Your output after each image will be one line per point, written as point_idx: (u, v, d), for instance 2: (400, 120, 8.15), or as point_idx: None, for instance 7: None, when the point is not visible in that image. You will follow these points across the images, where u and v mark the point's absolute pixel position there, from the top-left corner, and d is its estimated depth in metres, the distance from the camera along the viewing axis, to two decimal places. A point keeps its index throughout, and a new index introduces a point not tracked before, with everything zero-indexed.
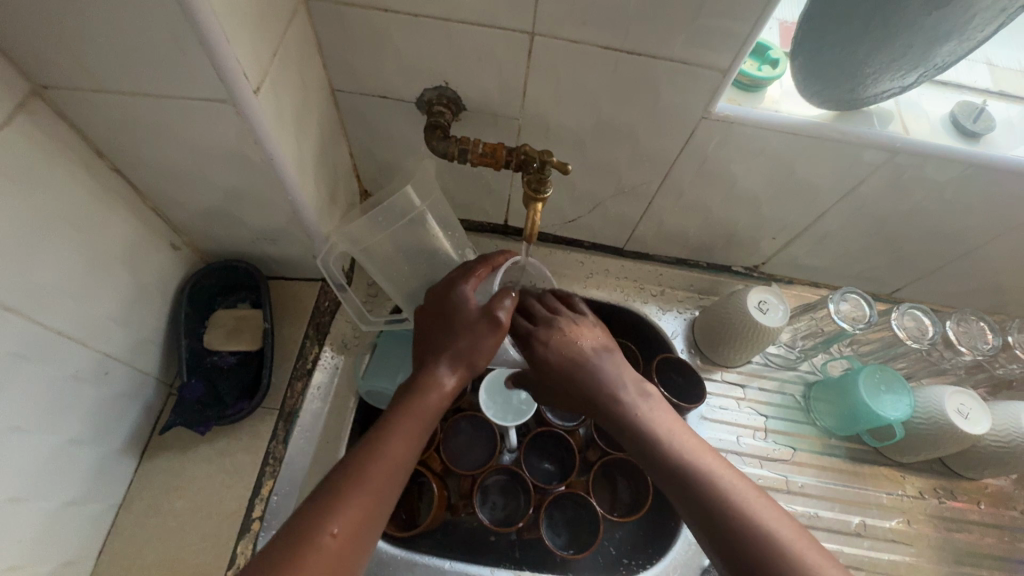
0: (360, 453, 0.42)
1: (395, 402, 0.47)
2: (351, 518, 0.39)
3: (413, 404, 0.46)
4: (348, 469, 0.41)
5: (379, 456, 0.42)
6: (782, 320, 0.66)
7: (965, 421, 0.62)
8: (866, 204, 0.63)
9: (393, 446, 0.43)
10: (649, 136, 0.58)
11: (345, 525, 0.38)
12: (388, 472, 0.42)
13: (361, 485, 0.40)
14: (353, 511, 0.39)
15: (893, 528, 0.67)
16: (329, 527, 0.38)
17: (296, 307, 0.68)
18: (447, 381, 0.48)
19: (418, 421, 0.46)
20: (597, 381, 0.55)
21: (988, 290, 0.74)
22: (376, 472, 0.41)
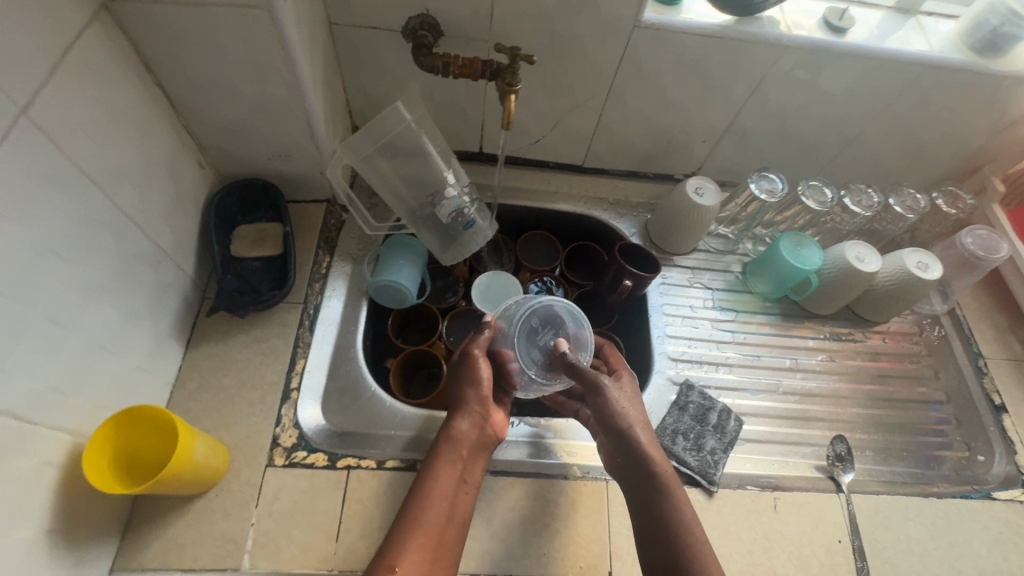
0: (411, 515, 0.55)
1: (430, 457, 0.61)
2: (414, 563, 0.52)
3: (445, 456, 0.60)
4: (403, 527, 0.55)
5: (428, 517, 0.55)
6: (717, 195, 0.81)
7: (861, 264, 0.78)
8: (769, 98, 0.79)
9: (433, 496, 0.57)
10: (594, 48, 0.71)
11: (410, 567, 0.51)
12: (435, 514, 0.56)
13: (415, 537, 0.53)
14: (415, 555, 0.52)
15: (819, 362, 0.84)
16: (391, 573, 0.51)
17: (306, 224, 0.78)
18: (466, 433, 0.62)
19: (448, 466, 0.60)
20: (606, 413, 0.62)
21: (876, 173, 0.91)
22: (426, 521, 0.55)
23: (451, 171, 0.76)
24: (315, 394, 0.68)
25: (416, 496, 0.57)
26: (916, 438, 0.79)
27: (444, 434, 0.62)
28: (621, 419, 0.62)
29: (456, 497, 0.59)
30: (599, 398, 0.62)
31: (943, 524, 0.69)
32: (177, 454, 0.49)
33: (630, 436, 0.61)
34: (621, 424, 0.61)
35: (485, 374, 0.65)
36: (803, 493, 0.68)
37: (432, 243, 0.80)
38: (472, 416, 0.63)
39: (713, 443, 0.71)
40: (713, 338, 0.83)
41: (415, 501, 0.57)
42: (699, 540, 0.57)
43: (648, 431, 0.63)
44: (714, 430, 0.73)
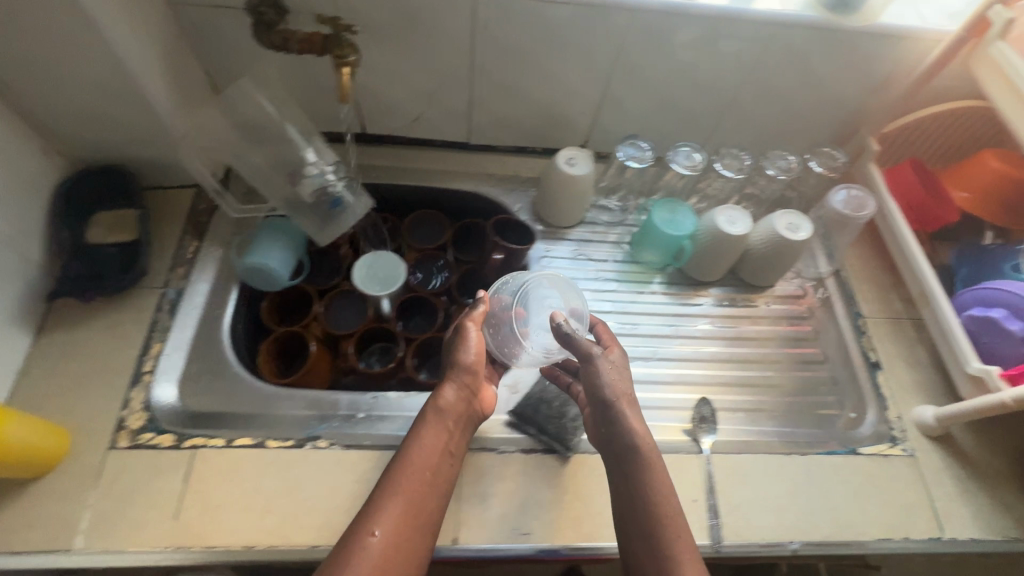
0: (387, 484, 0.54)
1: (415, 426, 0.60)
2: (386, 530, 0.51)
3: (428, 425, 0.60)
4: (376, 497, 0.54)
5: (405, 485, 0.55)
6: (588, 163, 0.81)
7: (731, 228, 0.78)
8: (634, 65, 0.79)
9: (418, 464, 0.56)
10: (443, 18, 0.71)
11: (382, 533, 0.50)
12: (418, 479, 0.55)
13: (393, 503, 0.53)
14: (390, 520, 0.51)
15: (702, 328, 0.85)
16: (365, 538, 0.50)
17: (173, 210, 0.78)
18: (449, 406, 0.61)
19: (432, 436, 0.59)
20: (598, 384, 0.62)
21: (762, 139, 0.91)
22: (408, 488, 0.54)
23: (312, 150, 0.75)
24: (170, 376, 0.68)
25: (418, 462, 0.57)
26: (791, 399, 0.80)
27: (432, 403, 0.61)
28: (603, 390, 0.61)
29: (441, 466, 0.58)
30: (590, 367, 0.62)
31: (803, 480, 0.70)
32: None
33: (616, 406, 0.60)
34: (604, 395, 0.61)
35: (474, 340, 0.64)
36: (661, 455, 0.69)
37: (300, 222, 0.78)
38: (461, 385, 0.63)
39: (576, 413, 0.71)
40: (592, 308, 0.84)
41: (393, 470, 0.56)
42: (672, 512, 0.56)
43: (637, 404, 0.61)
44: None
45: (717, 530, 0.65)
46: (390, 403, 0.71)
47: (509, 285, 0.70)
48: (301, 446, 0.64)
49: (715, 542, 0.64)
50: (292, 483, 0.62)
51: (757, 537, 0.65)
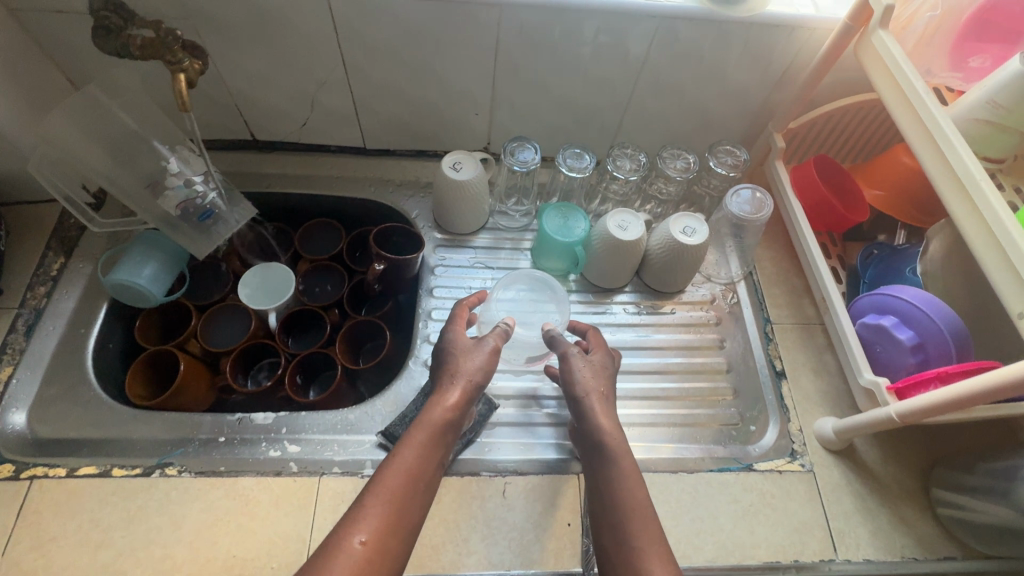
0: (381, 485, 0.52)
1: (414, 427, 0.57)
2: (365, 535, 0.48)
3: (426, 424, 0.57)
4: (358, 503, 0.51)
5: (378, 493, 0.51)
6: (476, 168, 0.77)
7: (622, 232, 0.74)
8: (518, 62, 0.75)
9: (393, 472, 0.53)
10: (302, 19, 0.67)
11: (370, 533, 0.48)
12: (398, 482, 0.52)
13: (387, 503, 0.50)
14: (376, 523, 0.49)
15: (598, 340, 0.79)
16: (351, 542, 0.47)
17: (39, 225, 0.75)
18: (452, 409, 0.59)
19: (421, 441, 0.56)
20: (570, 384, 0.64)
21: (670, 137, 0.87)
22: (377, 496, 0.51)
23: (177, 158, 0.72)
24: (20, 401, 0.65)
25: (420, 465, 0.54)
26: (695, 412, 0.75)
27: (432, 405, 0.59)
28: (576, 387, 0.63)
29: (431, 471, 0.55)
30: (564, 364, 0.65)
31: (689, 499, 0.66)
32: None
33: (584, 402, 0.62)
34: (579, 392, 0.63)
35: (454, 342, 0.65)
36: (537, 475, 0.66)
37: (169, 233, 0.74)
38: (460, 386, 0.60)
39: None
40: None
41: (383, 475, 0.53)
42: (638, 503, 0.55)
43: (606, 398, 0.63)
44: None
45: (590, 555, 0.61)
46: (254, 427, 0.67)
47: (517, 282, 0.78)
48: (147, 474, 0.61)
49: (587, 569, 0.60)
50: (132, 512, 0.59)
51: None
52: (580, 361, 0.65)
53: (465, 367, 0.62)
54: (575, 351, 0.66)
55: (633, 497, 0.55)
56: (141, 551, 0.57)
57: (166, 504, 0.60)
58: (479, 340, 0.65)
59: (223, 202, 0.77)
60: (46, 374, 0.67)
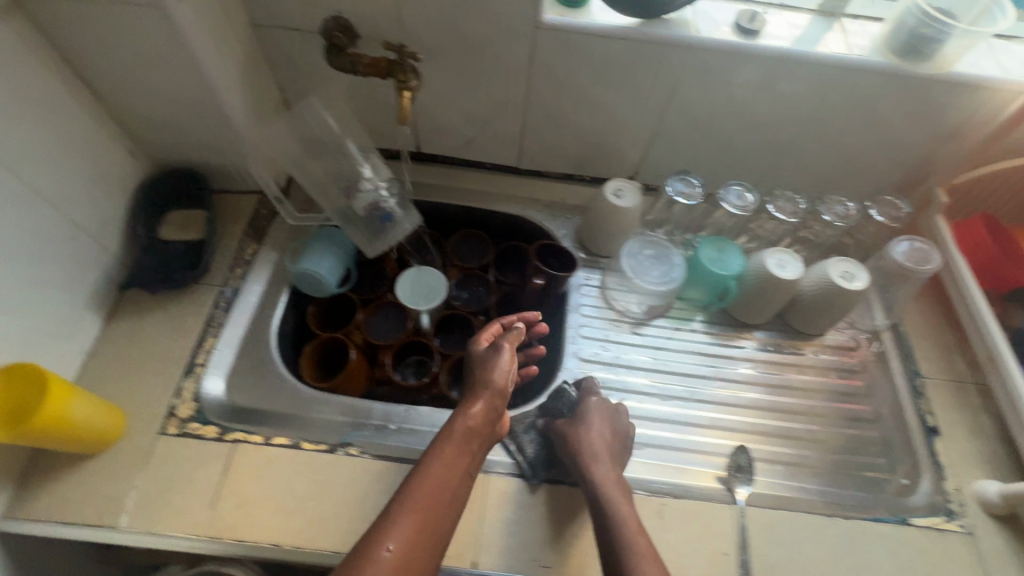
0: (397, 509, 0.54)
1: (438, 433, 0.62)
2: (393, 557, 0.50)
3: (451, 430, 0.61)
4: (368, 533, 0.52)
5: (395, 519, 0.53)
6: (635, 197, 0.80)
7: (781, 270, 0.76)
8: (692, 102, 0.78)
9: (414, 495, 0.55)
10: (505, 49, 0.73)
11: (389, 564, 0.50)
12: (430, 492, 0.56)
13: (410, 513, 0.53)
14: (405, 551, 0.51)
15: (741, 372, 0.81)
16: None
17: (238, 213, 0.82)
18: (474, 418, 0.62)
19: (450, 456, 0.59)
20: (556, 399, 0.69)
21: (819, 181, 0.88)
22: (394, 525, 0.52)
23: (369, 166, 0.78)
24: (220, 372, 0.71)
25: (443, 490, 0.56)
26: (836, 459, 0.75)
27: (453, 428, 0.61)
28: (584, 445, 0.65)
29: (452, 493, 0.57)
30: (576, 426, 0.68)
31: (842, 545, 0.65)
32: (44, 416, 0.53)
33: (596, 464, 0.63)
34: (585, 449, 0.65)
35: (505, 362, 0.67)
36: (692, 501, 0.67)
37: (354, 233, 0.82)
38: (486, 399, 0.64)
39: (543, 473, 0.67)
40: (629, 340, 0.82)
41: (405, 491, 0.55)
42: (645, 547, 0.57)
43: (614, 459, 0.66)
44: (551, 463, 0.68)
45: None
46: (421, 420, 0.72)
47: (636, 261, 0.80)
48: (332, 452, 0.66)
49: None
50: (320, 485, 0.64)
51: None
52: (589, 419, 0.68)
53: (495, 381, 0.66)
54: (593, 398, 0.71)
55: (636, 555, 0.56)
56: (329, 525, 0.61)
57: (351, 483, 0.64)
58: (499, 346, 0.68)
59: (402, 207, 0.82)
60: (240, 350, 0.74)
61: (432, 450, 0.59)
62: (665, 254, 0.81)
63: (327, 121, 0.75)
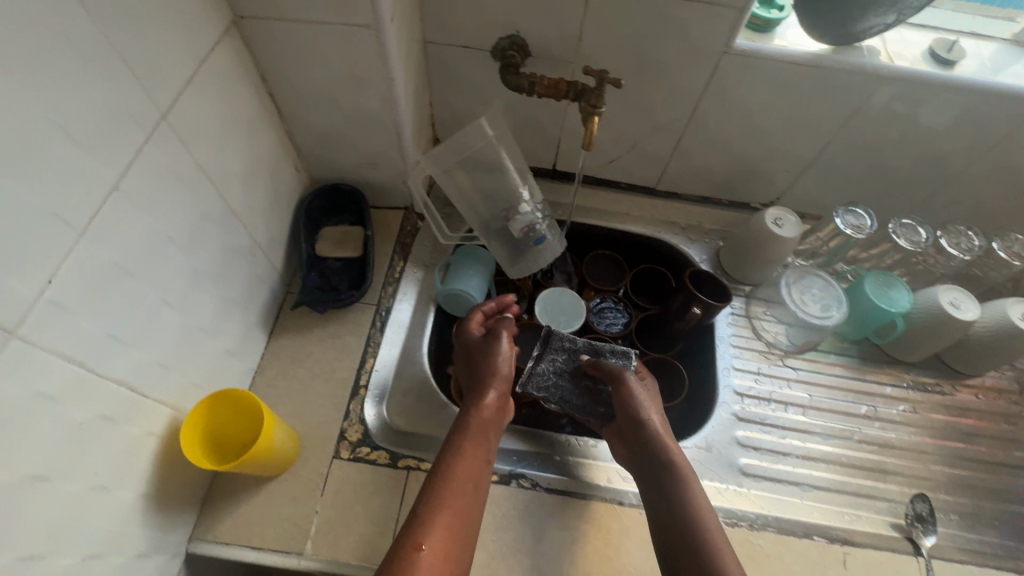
0: (438, 486, 0.56)
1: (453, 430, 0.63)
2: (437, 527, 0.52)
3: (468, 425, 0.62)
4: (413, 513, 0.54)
5: (438, 493, 0.55)
6: (797, 229, 0.78)
7: (956, 310, 0.72)
8: (864, 130, 0.75)
9: (450, 473, 0.57)
10: (681, 71, 0.71)
11: (440, 535, 0.52)
12: (461, 483, 0.56)
13: (440, 505, 0.54)
14: (447, 521, 0.53)
15: (900, 413, 0.77)
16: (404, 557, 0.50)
17: (384, 230, 0.81)
18: (487, 411, 0.64)
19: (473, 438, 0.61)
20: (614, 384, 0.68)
21: (979, 215, 0.84)
22: (440, 501, 0.54)
23: (526, 188, 0.79)
24: (380, 395, 0.70)
25: (473, 465, 0.59)
26: (1012, 509, 0.71)
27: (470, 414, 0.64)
28: (638, 408, 0.65)
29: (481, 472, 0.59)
30: (621, 387, 0.67)
31: None
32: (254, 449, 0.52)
33: (649, 424, 0.64)
34: (642, 415, 0.65)
35: (504, 354, 0.69)
36: (875, 552, 0.64)
37: (500, 255, 0.81)
38: (496, 389, 0.66)
39: (575, 401, 0.71)
40: (782, 374, 0.79)
41: (439, 467, 0.58)
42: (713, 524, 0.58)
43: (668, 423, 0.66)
44: (585, 392, 0.72)
45: None
46: (585, 450, 0.70)
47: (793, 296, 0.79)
48: (508, 483, 0.64)
49: None
50: (498, 519, 0.62)
51: None
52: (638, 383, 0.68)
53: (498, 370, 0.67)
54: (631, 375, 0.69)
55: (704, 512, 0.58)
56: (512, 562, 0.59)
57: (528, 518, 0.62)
58: (497, 336, 0.70)
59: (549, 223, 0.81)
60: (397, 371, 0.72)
61: (454, 434, 0.61)
62: (811, 278, 0.80)
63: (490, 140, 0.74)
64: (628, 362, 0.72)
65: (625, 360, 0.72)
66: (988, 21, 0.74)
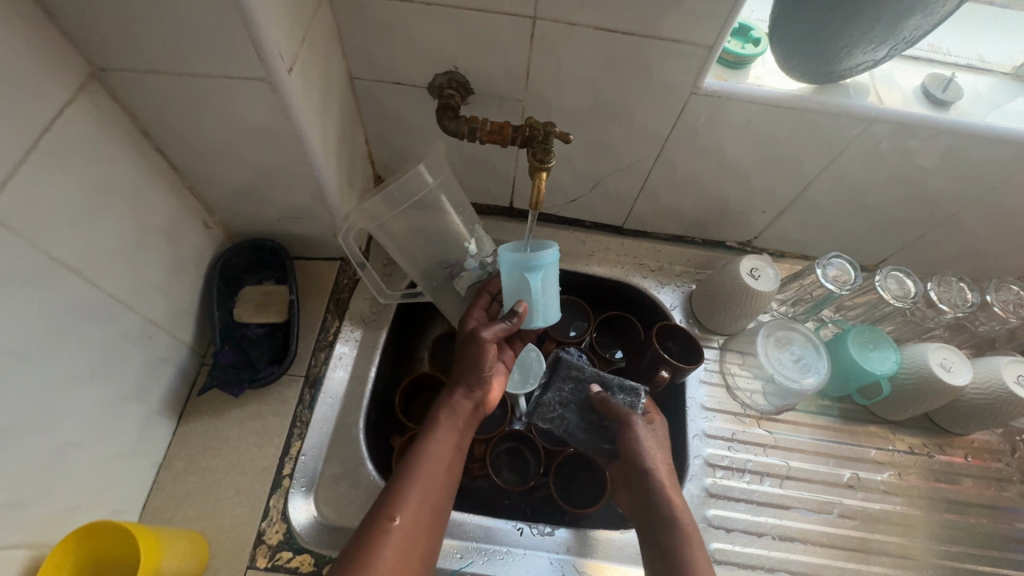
0: (379, 526, 0.50)
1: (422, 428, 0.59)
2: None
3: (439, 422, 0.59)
4: (347, 556, 0.48)
5: (379, 536, 0.49)
6: (774, 282, 0.70)
7: (948, 374, 0.66)
8: (848, 173, 0.68)
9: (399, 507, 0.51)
10: (643, 112, 0.63)
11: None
12: (424, 490, 0.53)
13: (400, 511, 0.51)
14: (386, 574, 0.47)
15: (885, 481, 0.71)
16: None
17: (317, 284, 0.73)
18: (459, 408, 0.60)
19: (428, 471, 0.55)
20: (620, 414, 0.61)
21: (970, 258, 0.78)
22: (379, 546, 0.49)
23: (474, 241, 0.69)
24: (307, 484, 0.61)
25: (426, 501, 0.53)
26: None
27: (433, 439, 0.57)
28: (642, 458, 0.57)
29: (437, 509, 0.54)
30: (628, 431, 0.59)
31: None
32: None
33: (653, 477, 0.57)
34: (648, 464, 0.57)
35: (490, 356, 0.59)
36: None
37: (452, 310, 0.74)
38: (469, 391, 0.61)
39: (581, 435, 0.65)
40: (758, 440, 0.72)
41: (386, 499, 0.52)
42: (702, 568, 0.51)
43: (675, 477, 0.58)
44: (590, 428, 0.65)
45: None
46: (538, 541, 0.62)
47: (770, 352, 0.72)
48: None
49: None
50: None
51: None
52: (645, 428, 0.60)
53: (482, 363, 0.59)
54: (640, 420, 0.60)
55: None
56: None
57: None
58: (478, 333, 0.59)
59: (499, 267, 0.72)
60: (328, 453, 0.64)
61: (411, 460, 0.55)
62: (789, 333, 0.74)
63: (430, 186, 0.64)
64: (637, 399, 0.63)
65: (634, 399, 0.63)
66: (983, 52, 0.67)
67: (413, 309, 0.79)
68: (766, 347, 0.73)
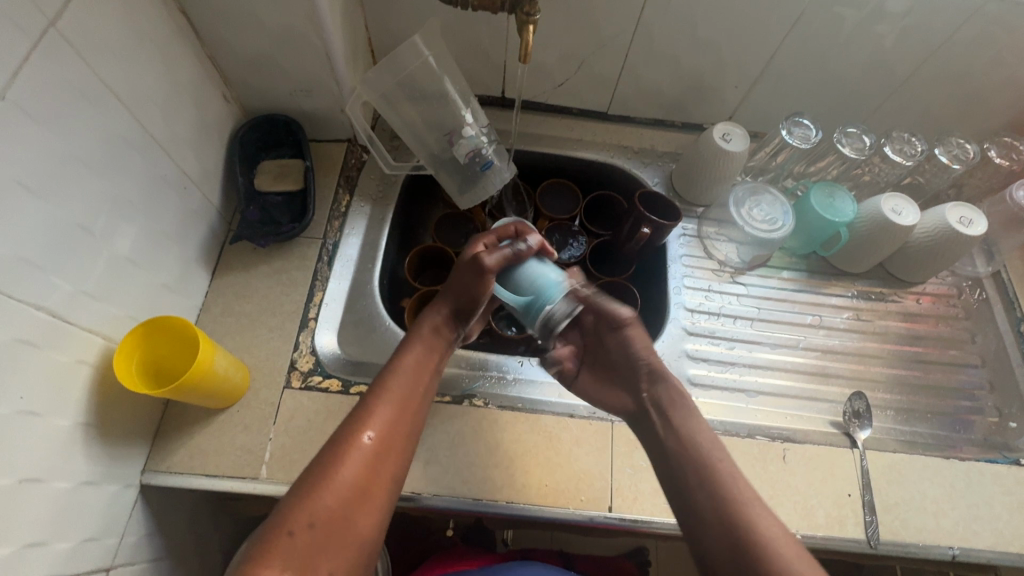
0: (351, 440, 0.50)
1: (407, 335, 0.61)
2: (336, 497, 0.47)
3: (421, 334, 0.61)
4: (321, 463, 0.49)
5: (348, 450, 0.49)
6: (745, 141, 0.77)
7: (897, 216, 0.73)
8: (810, 37, 0.74)
9: (380, 403, 0.53)
10: None
11: (347, 501, 0.47)
12: (403, 390, 0.55)
13: (382, 405, 0.53)
14: (353, 485, 0.48)
15: (846, 320, 0.80)
16: (297, 524, 0.45)
17: (328, 163, 0.79)
18: (440, 323, 0.62)
19: (396, 395, 0.55)
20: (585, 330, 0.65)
21: (926, 124, 0.85)
22: (344, 464, 0.48)
23: (469, 111, 0.75)
24: (329, 325, 0.69)
25: (394, 423, 0.53)
26: (945, 401, 0.75)
27: (404, 361, 0.58)
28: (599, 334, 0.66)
29: (407, 430, 0.54)
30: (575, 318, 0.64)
31: (964, 486, 0.65)
32: (198, 361, 0.52)
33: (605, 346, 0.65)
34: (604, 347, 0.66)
35: (487, 287, 0.61)
36: (815, 445, 0.66)
37: (450, 185, 0.79)
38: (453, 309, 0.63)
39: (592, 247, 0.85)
40: (733, 289, 0.81)
41: (354, 420, 0.52)
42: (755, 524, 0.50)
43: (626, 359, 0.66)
44: (602, 242, 0.85)
45: (873, 527, 0.62)
46: (535, 370, 0.72)
47: (742, 212, 0.78)
48: (460, 403, 0.65)
49: (872, 539, 0.61)
50: (452, 436, 0.63)
51: (917, 538, 0.62)
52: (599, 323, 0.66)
53: (476, 293, 0.61)
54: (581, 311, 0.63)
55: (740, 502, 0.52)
56: (466, 472, 0.61)
57: (480, 431, 0.64)
58: (483, 265, 0.59)
59: (491, 139, 0.77)
60: (348, 302, 0.72)
61: (377, 385, 0.55)
62: (761, 193, 0.80)
63: (425, 56, 0.68)
64: (642, 214, 0.77)
65: (638, 214, 0.77)
66: None
67: (414, 191, 0.86)
68: (741, 207, 0.79)
